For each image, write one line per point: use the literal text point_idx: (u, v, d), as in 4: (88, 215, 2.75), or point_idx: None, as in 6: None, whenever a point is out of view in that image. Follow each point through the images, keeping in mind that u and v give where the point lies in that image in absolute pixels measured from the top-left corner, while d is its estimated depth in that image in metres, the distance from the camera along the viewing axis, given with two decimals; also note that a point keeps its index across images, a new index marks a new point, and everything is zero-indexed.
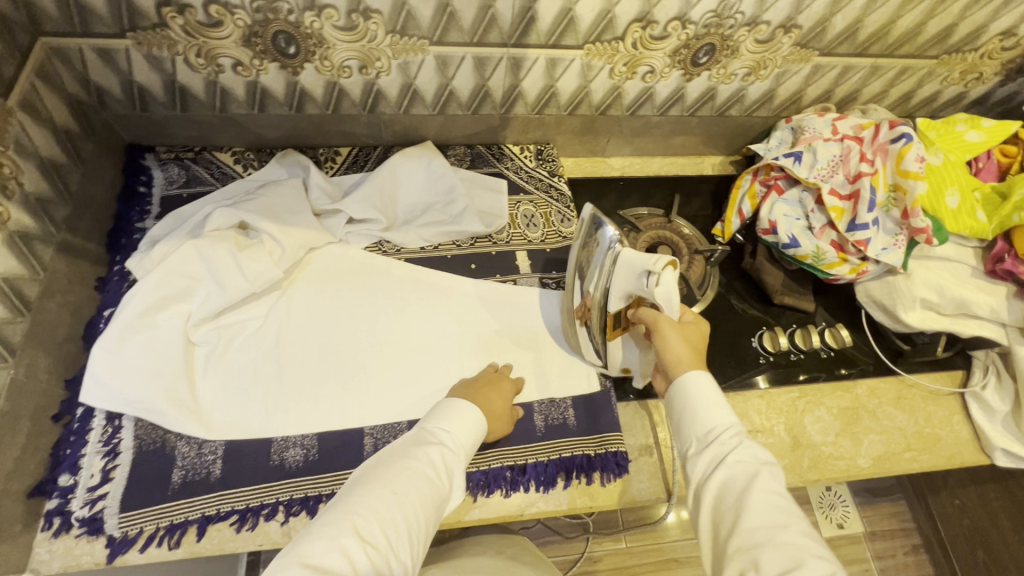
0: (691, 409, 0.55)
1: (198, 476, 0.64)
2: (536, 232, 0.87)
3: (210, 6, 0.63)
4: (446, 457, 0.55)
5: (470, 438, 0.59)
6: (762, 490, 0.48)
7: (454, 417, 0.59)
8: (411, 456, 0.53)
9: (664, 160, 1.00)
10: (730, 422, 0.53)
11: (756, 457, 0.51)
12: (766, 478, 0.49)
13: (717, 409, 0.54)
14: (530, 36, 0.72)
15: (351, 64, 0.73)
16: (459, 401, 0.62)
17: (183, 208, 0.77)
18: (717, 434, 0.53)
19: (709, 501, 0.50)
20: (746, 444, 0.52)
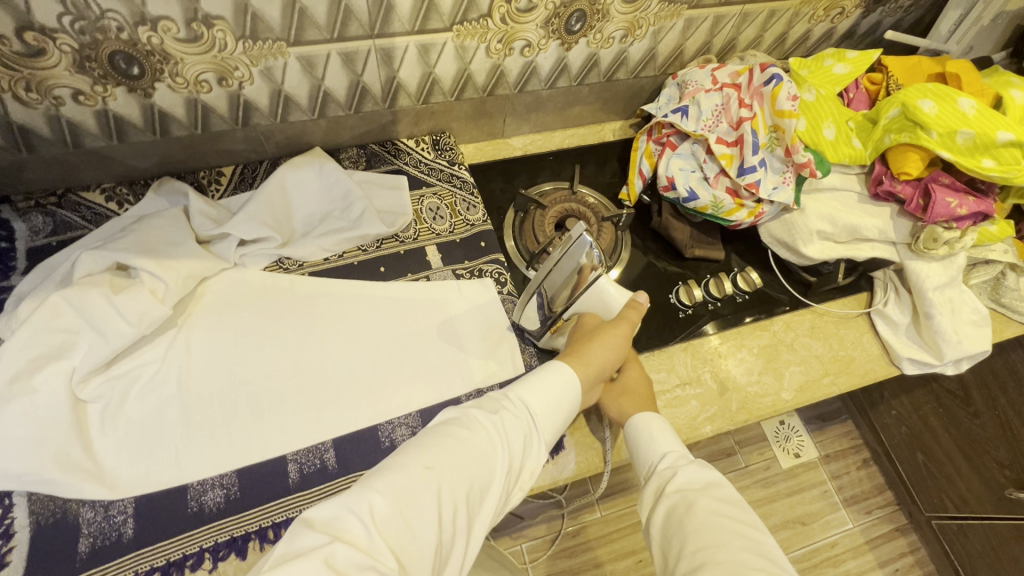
0: (641, 441, 0.65)
1: (108, 541, 0.60)
2: (443, 224, 0.85)
3: (25, 33, 0.57)
4: (507, 427, 0.54)
5: (544, 411, 0.58)
6: (701, 512, 0.56)
7: (530, 386, 0.59)
8: (465, 428, 0.52)
9: (565, 133, 1.00)
10: (673, 453, 0.63)
11: (695, 483, 0.59)
12: (702, 501, 0.57)
13: (666, 441, 0.65)
14: (393, 24, 0.69)
15: (207, 77, 0.68)
16: (550, 370, 0.61)
17: (53, 257, 0.71)
18: (659, 463, 0.63)
19: (658, 525, 0.58)
20: (683, 470, 0.60)
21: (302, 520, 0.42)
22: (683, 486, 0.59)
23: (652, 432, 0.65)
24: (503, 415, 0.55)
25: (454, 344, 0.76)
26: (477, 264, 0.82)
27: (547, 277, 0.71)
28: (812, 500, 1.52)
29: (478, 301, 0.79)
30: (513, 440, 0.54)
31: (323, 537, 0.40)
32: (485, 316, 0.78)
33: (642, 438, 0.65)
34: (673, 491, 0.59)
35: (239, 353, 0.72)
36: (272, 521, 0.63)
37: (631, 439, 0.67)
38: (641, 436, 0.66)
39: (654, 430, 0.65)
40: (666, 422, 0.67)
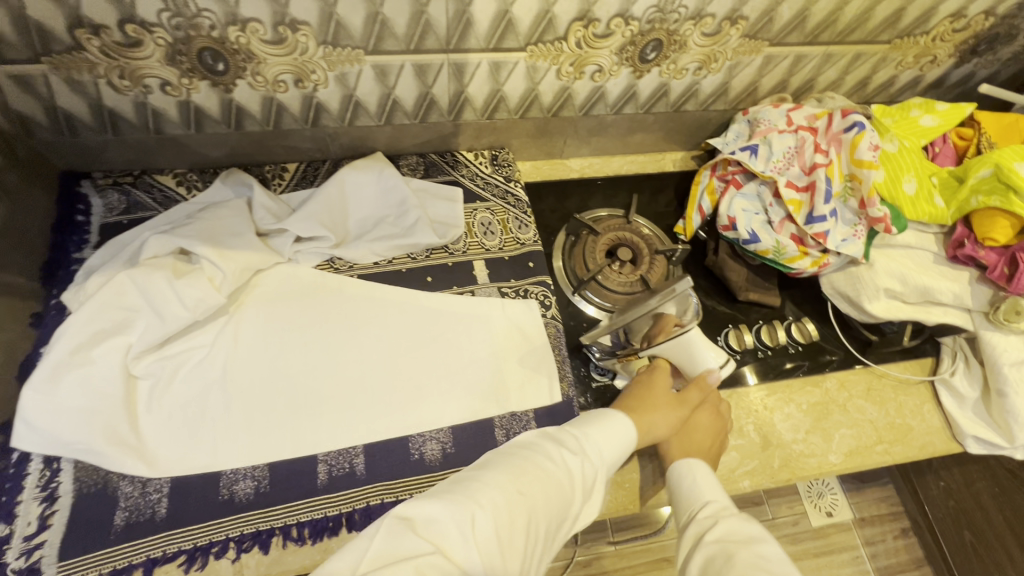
0: (684, 491, 0.60)
1: (143, 517, 0.61)
2: (494, 240, 0.84)
3: (127, 25, 0.60)
4: (584, 470, 0.53)
5: (612, 460, 0.57)
6: (739, 566, 0.48)
7: (602, 436, 0.57)
8: (549, 457, 0.52)
9: (624, 159, 0.98)
10: (715, 501, 0.57)
11: (736, 534, 0.52)
12: (741, 553, 0.49)
13: (710, 491, 0.59)
14: (469, 41, 0.69)
15: (285, 78, 0.70)
16: (618, 420, 0.60)
17: (122, 236, 0.74)
18: (699, 512, 0.56)
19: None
20: (724, 521, 0.54)
21: (396, 519, 0.41)
22: (722, 538, 0.52)
23: (694, 481, 0.60)
24: (581, 455, 0.54)
25: (493, 363, 0.75)
26: (523, 284, 0.81)
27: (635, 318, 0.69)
28: (841, 563, 1.44)
29: (520, 322, 0.78)
30: (586, 483, 0.53)
31: (425, 544, 0.40)
32: (525, 338, 0.77)
33: (682, 486, 0.60)
34: (711, 540, 0.52)
35: (284, 347, 0.73)
36: (297, 521, 0.63)
37: (672, 485, 0.62)
38: (682, 484, 0.61)
39: (697, 478, 0.60)
40: (711, 476, 0.61)
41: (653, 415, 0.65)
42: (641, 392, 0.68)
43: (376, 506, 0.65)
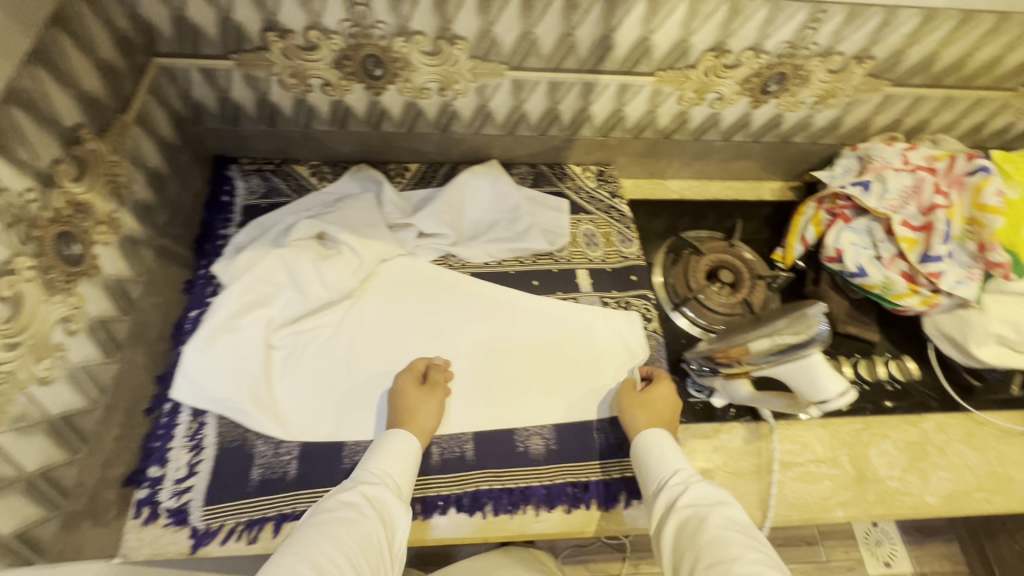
0: (652, 459, 0.63)
1: (275, 475, 0.67)
2: (597, 251, 0.88)
3: (310, 31, 0.67)
4: (378, 500, 0.58)
5: (397, 479, 0.62)
6: (713, 528, 0.54)
7: (383, 455, 0.63)
8: (333, 502, 0.57)
9: (722, 184, 1.00)
10: (682, 467, 0.62)
11: (706, 497, 0.58)
12: (713, 515, 0.55)
13: (672, 459, 0.63)
14: (605, 63, 0.74)
15: (431, 86, 0.76)
16: (393, 436, 0.65)
17: (264, 218, 0.81)
18: (668, 479, 0.61)
19: (667, 540, 0.56)
20: (693, 485, 0.59)
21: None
22: (695, 502, 0.57)
23: (662, 450, 0.64)
24: (362, 487, 0.59)
25: (595, 368, 0.78)
26: (625, 296, 0.84)
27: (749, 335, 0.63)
28: None
29: (622, 332, 0.81)
30: (390, 514, 0.58)
31: None
32: (625, 348, 0.80)
33: (650, 456, 0.64)
34: (684, 505, 0.57)
35: (401, 335, 0.78)
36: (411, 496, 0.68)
37: (639, 453, 0.65)
38: (649, 454, 0.64)
39: (664, 447, 0.64)
40: (672, 442, 0.65)
41: (422, 415, 0.68)
42: (414, 392, 0.70)
43: (483, 491, 0.69)
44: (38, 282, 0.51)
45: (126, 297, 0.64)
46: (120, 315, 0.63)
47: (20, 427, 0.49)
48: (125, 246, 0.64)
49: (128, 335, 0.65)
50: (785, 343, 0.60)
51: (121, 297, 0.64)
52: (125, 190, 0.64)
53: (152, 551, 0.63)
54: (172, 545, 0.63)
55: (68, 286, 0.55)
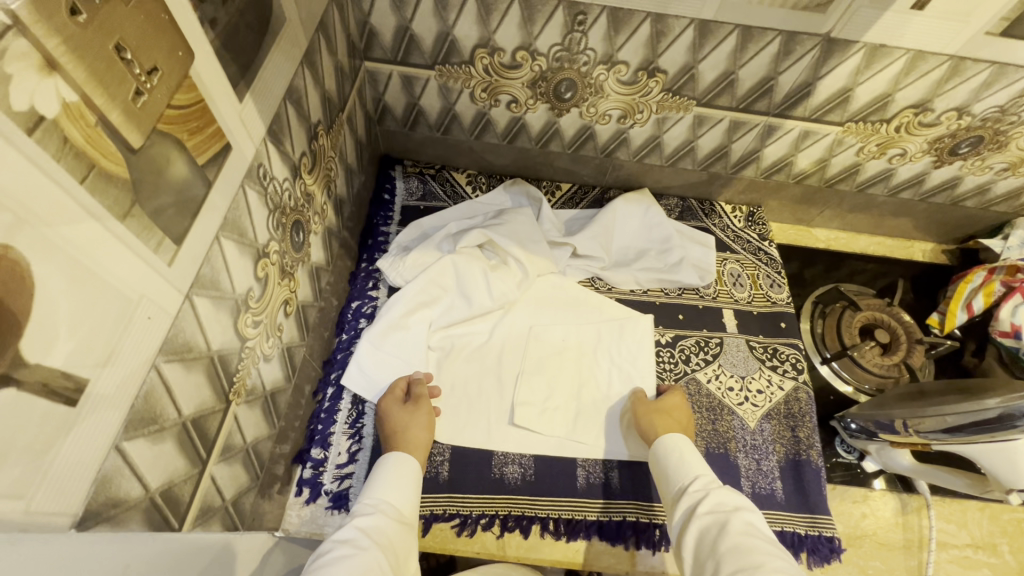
0: (672, 464, 0.60)
1: (429, 475, 0.68)
2: (743, 292, 0.86)
3: (519, 52, 0.69)
4: (376, 528, 0.52)
5: (394, 504, 0.56)
6: (733, 535, 0.48)
7: (383, 484, 0.57)
8: (331, 540, 0.50)
9: (871, 239, 0.97)
10: (703, 475, 0.57)
11: (726, 504, 0.52)
12: (733, 521, 0.50)
13: (698, 465, 0.59)
14: (797, 109, 0.73)
15: (613, 113, 0.77)
16: (388, 461, 0.60)
17: (424, 220, 0.84)
18: (689, 486, 0.56)
19: (690, 548, 0.51)
20: (715, 492, 0.54)
21: None
22: (714, 509, 0.52)
23: (681, 455, 0.60)
24: (356, 520, 0.52)
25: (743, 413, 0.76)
26: (772, 342, 0.82)
27: (940, 407, 0.62)
28: None
29: (769, 379, 0.79)
30: (390, 540, 0.51)
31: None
32: (772, 396, 0.77)
33: (672, 460, 0.60)
34: (705, 511, 0.52)
35: (547, 351, 0.78)
36: (555, 515, 0.68)
37: (660, 461, 0.62)
38: (670, 459, 0.61)
39: (684, 451, 0.60)
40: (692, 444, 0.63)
41: (419, 434, 0.64)
42: (402, 412, 0.66)
43: (627, 523, 0.68)
44: (277, 266, 0.54)
45: (318, 283, 0.68)
46: (312, 300, 0.66)
47: (248, 399, 0.52)
48: (324, 236, 0.68)
49: (312, 319, 0.69)
50: (986, 419, 0.58)
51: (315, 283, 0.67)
52: (332, 183, 0.68)
53: (311, 530, 0.64)
54: (329, 527, 0.65)
55: (292, 270, 0.58)
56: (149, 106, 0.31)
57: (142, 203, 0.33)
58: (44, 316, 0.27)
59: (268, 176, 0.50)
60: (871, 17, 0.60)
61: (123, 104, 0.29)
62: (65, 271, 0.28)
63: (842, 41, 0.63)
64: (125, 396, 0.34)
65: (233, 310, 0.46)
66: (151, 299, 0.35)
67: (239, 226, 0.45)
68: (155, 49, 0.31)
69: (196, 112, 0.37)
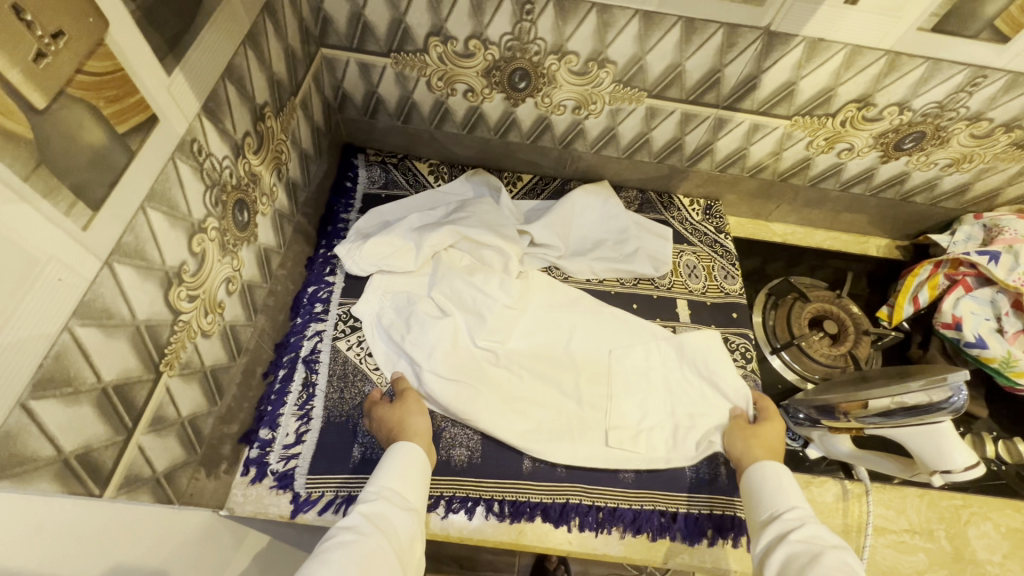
0: (765, 488, 0.60)
1: (375, 456, 0.69)
2: (698, 283, 0.88)
3: (471, 40, 0.70)
4: (381, 517, 0.54)
5: (401, 491, 0.57)
6: (824, 566, 0.49)
7: (389, 472, 0.59)
8: (339, 526, 0.51)
9: (827, 234, 0.99)
10: (801, 508, 0.57)
11: (823, 539, 0.53)
12: (828, 554, 0.50)
13: (791, 493, 0.59)
14: (744, 102, 0.74)
15: (567, 104, 0.79)
16: (397, 449, 0.61)
17: (382, 208, 0.85)
18: (784, 513, 0.57)
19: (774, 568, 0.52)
20: (813, 526, 0.54)
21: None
22: (808, 540, 0.53)
23: (781, 484, 0.60)
24: (363, 507, 0.54)
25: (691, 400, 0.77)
26: (723, 332, 0.83)
27: (870, 393, 0.64)
28: None
29: None
30: (393, 528, 0.53)
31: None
32: None
33: (766, 485, 0.61)
34: (797, 540, 0.53)
35: (631, 372, 0.77)
36: (500, 497, 0.68)
37: (752, 484, 0.62)
38: (766, 484, 0.61)
39: (781, 478, 0.61)
40: (794, 477, 0.63)
41: (415, 423, 0.66)
42: (392, 409, 0.68)
43: (571, 506, 0.68)
44: (217, 243, 0.55)
45: (268, 265, 0.68)
46: (262, 281, 0.67)
47: (184, 374, 0.52)
48: (275, 218, 0.68)
49: (263, 301, 0.69)
50: (911, 404, 0.60)
51: (264, 265, 0.67)
52: (283, 167, 0.68)
53: (255, 509, 0.65)
54: (273, 507, 0.65)
55: (235, 249, 0.59)
56: (54, 69, 0.32)
57: (50, 165, 0.33)
58: None
59: (204, 152, 0.50)
60: (807, 10, 0.62)
61: (24, 65, 0.30)
62: None
63: (782, 34, 0.65)
64: (34, 356, 0.34)
65: (163, 282, 0.47)
66: (63, 261, 0.36)
67: (169, 198, 0.46)
68: (60, 14, 0.32)
69: (114, 81, 0.37)
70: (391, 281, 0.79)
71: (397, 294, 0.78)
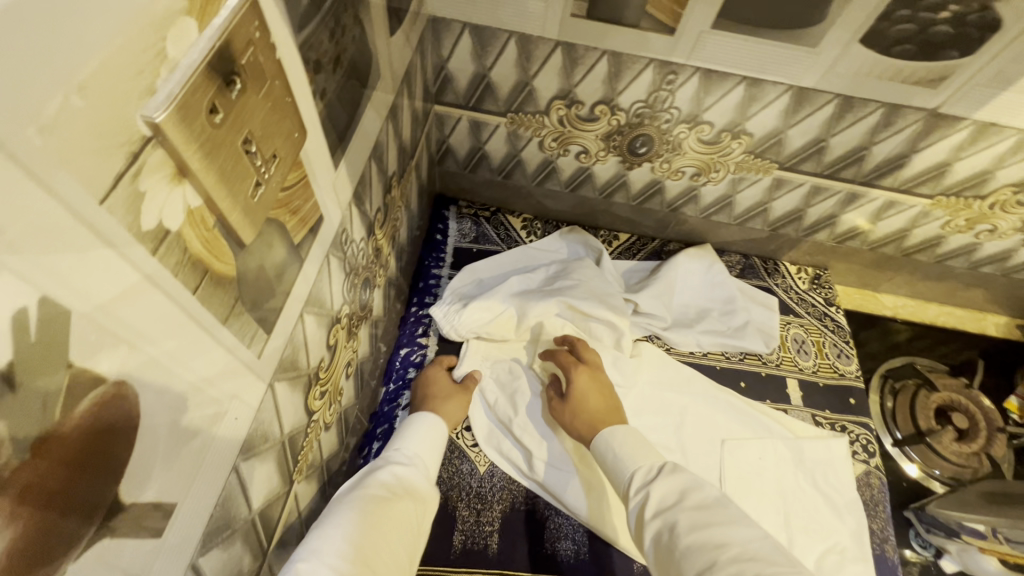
0: (609, 463, 0.52)
1: (477, 547, 0.62)
2: (808, 361, 0.81)
3: (599, 105, 0.66)
4: (409, 479, 0.49)
5: (423, 458, 0.53)
6: (686, 538, 0.41)
7: (415, 439, 0.55)
8: (365, 480, 0.46)
9: (940, 309, 0.92)
10: (645, 465, 0.49)
11: (672, 494, 0.45)
12: (682, 518, 0.42)
13: (632, 452, 0.51)
14: (886, 179, 0.69)
15: (687, 171, 0.74)
16: (421, 419, 0.57)
17: (477, 265, 0.80)
18: (629, 485, 0.48)
19: (652, 556, 0.43)
20: (655, 485, 0.46)
21: None
22: (661, 509, 0.44)
23: (617, 451, 0.51)
24: (388, 468, 0.49)
25: (812, 496, 0.69)
26: (841, 419, 0.77)
27: None
28: None
29: None
30: (421, 492, 0.48)
31: None
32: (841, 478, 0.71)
33: (608, 460, 0.52)
34: (652, 515, 0.44)
35: (747, 469, 0.70)
36: None
37: (600, 460, 0.53)
38: (607, 460, 0.52)
39: (616, 444, 0.52)
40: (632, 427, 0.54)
41: (450, 409, 0.65)
42: (444, 383, 0.69)
43: None
44: (345, 329, 0.51)
45: (375, 335, 0.64)
46: (369, 354, 0.63)
47: (307, 474, 0.48)
48: (386, 287, 0.65)
49: (366, 372, 0.65)
50: None
51: (374, 336, 0.63)
52: (396, 232, 0.65)
53: None
54: None
55: (356, 330, 0.54)
56: (265, 198, 0.28)
57: (244, 299, 0.29)
58: (145, 446, 0.23)
59: (348, 240, 0.47)
60: (988, 94, 0.56)
61: (242, 203, 0.26)
62: (171, 393, 0.24)
63: (949, 116, 0.59)
64: (206, 509, 0.30)
65: (305, 387, 0.43)
66: (240, 399, 0.32)
67: (320, 297, 0.42)
68: (276, 136, 0.28)
69: (300, 189, 0.33)
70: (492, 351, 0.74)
71: (499, 366, 0.73)
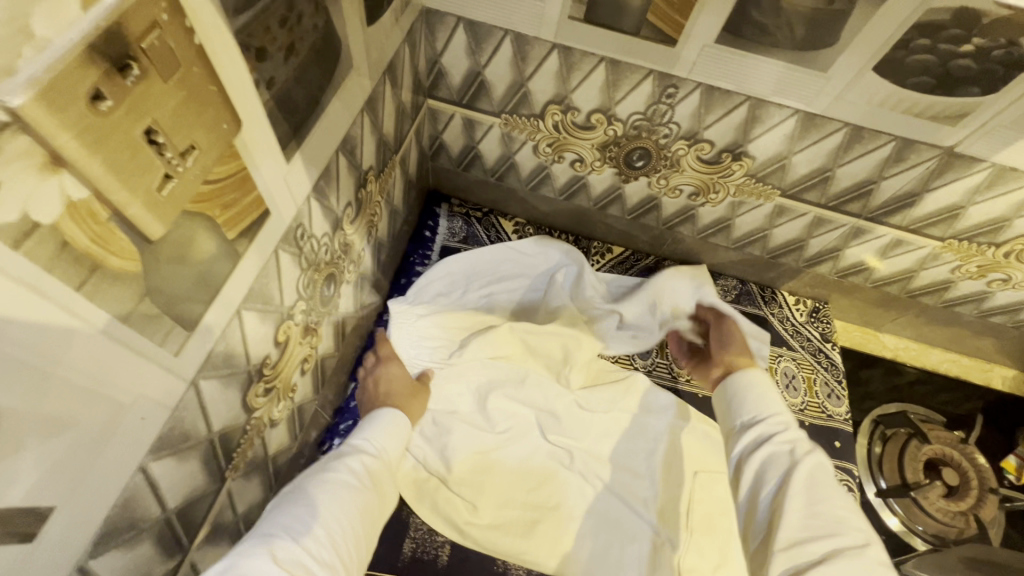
0: (733, 402, 0.53)
1: (426, 557, 0.60)
2: (797, 398, 0.76)
3: (595, 114, 0.63)
4: (375, 472, 0.46)
5: (389, 449, 0.50)
6: (802, 483, 0.42)
7: (382, 428, 0.51)
8: (329, 469, 0.43)
9: (945, 355, 0.87)
10: (763, 412, 0.50)
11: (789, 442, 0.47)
12: (801, 460, 0.44)
13: (765, 398, 0.52)
14: (895, 217, 0.65)
15: (685, 189, 0.71)
16: (386, 412, 0.53)
17: (450, 259, 0.75)
18: (749, 422, 0.50)
19: (747, 486, 0.46)
20: (779, 433, 0.48)
21: None
22: (779, 449, 0.46)
23: (742, 395, 0.53)
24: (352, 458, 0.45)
25: None
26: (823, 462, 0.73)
27: None
28: None
29: None
30: (383, 485, 0.46)
31: None
32: None
33: (732, 397, 0.54)
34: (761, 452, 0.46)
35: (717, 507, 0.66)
36: None
37: (722, 396, 0.55)
38: (737, 396, 0.53)
39: (750, 388, 0.53)
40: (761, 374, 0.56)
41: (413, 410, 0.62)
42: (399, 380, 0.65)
43: None
44: (300, 325, 0.49)
45: (342, 331, 0.62)
46: (332, 349, 0.61)
47: (246, 471, 0.47)
48: (357, 282, 0.63)
49: (331, 368, 0.64)
50: None
51: (340, 332, 0.62)
52: (374, 227, 0.63)
53: None
54: None
55: (316, 326, 0.53)
56: (179, 191, 0.27)
57: (153, 295, 0.28)
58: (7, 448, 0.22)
59: (306, 235, 0.45)
60: (1009, 137, 0.52)
61: (144, 196, 0.24)
62: (43, 395, 0.23)
63: (965, 157, 0.55)
64: (99, 511, 0.29)
65: (244, 384, 0.41)
66: (148, 398, 0.30)
67: (265, 293, 0.40)
68: (194, 126, 0.26)
69: (235, 182, 0.32)
70: (458, 372, 0.68)
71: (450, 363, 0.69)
